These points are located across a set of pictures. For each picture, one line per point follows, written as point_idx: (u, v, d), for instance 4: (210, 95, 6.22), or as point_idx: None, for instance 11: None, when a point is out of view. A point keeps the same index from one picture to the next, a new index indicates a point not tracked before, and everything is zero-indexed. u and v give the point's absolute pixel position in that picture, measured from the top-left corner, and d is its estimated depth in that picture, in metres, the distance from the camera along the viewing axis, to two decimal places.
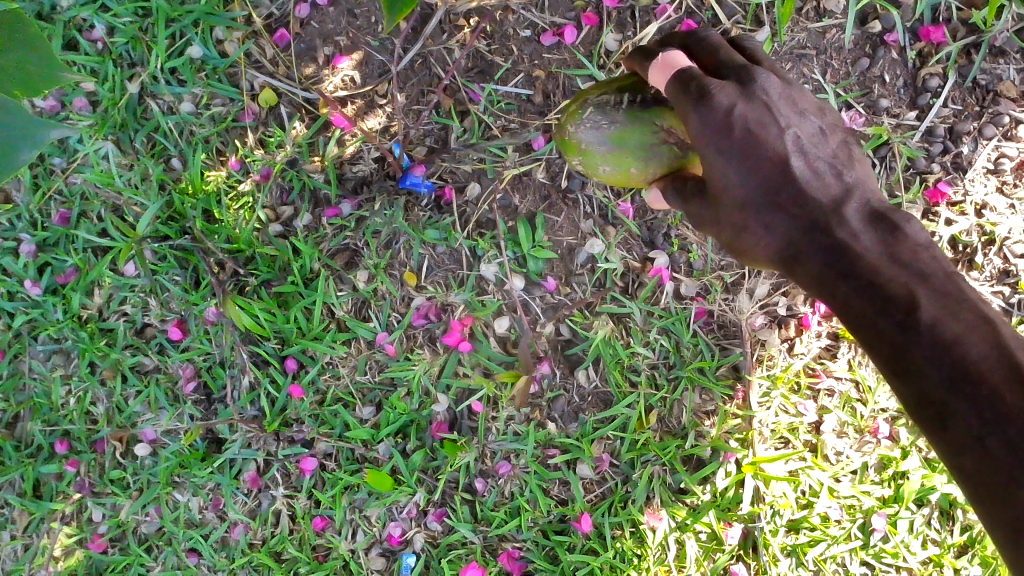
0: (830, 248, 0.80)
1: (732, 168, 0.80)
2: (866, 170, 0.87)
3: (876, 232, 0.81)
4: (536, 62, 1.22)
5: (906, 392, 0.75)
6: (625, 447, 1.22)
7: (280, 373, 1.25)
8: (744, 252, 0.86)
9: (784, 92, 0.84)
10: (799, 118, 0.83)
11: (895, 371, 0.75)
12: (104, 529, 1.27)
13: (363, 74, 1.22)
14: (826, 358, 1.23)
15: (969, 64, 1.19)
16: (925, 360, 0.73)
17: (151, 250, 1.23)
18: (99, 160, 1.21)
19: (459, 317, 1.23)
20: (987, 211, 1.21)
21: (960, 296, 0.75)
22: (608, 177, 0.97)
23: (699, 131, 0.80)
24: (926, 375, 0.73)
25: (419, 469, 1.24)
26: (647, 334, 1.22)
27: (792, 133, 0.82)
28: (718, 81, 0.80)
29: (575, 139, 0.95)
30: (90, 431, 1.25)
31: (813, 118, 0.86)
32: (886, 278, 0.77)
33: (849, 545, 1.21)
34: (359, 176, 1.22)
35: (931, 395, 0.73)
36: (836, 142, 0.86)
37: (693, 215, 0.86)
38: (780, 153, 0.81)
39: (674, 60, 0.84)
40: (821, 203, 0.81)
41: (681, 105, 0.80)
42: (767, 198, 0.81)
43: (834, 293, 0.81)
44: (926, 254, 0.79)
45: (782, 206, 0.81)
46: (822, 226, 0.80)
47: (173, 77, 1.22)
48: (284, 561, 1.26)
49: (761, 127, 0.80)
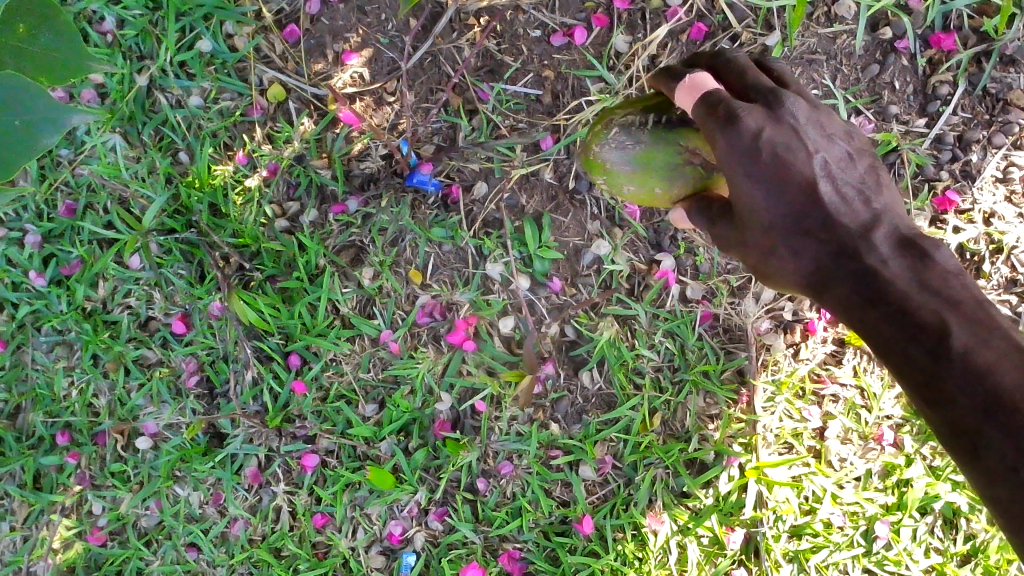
0: (860, 274, 0.81)
1: (760, 192, 0.79)
2: (894, 196, 0.87)
3: (907, 258, 0.81)
4: (545, 62, 1.21)
5: (939, 420, 0.76)
6: (628, 450, 1.22)
7: (283, 369, 1.24)
8: (768, 276, 0.85)
9: (812, 115, 0.82)
10: (827, 142, 0.82)
11: (927, 399, 0.76)
12: (104, 522, 1.26)
13: (372, 71, 1.22)
14: (831, 364, 1.23)
15: (980, 72, 1.19)
16: (957, 389, 0.73)
17: (157, 244, 1.23)
18: (107, 152, 1.21)
19: (464, 315, 1.23)
20: (996, 220, 1.20)
21: (993, 326, 0.75)
22: (631, 197, 0.96)
23: (727, 155, 0.79)
24: (958, 404, 0.74)
25: (421, 467, 1.23)
26: (652, 337, 1.22)
27: (819, 157, 0.81)
28: (746, 105, 0.79)
29: (598, 158, 0.94)
30: (92, 423, 1.25)
31: (841, 142, 0.84)
32: (916, 305, 0.78)
33: (852, 552, 1.21)
34: (366, 173, 1.23)
35: (964, 423, 0.73)
36: (864, 167, 0.85)
37: (719, 237, 0.85)
38: (808, 177, 0.80)
39: (702, 82, 0.83)
40: (850, 229, 0.81)
41: (709, 128, 0.79)
42: (794, 222, 0.80)
43: (864, 319, 0.81)
44: (956, 281, 0.79)
45: (810, 231, 0.80)
46: (851, 252, 0.81)
47: (182, 70, 1.22)
48: (284, 557, 1.25)
49: (788, 152, 0.79)
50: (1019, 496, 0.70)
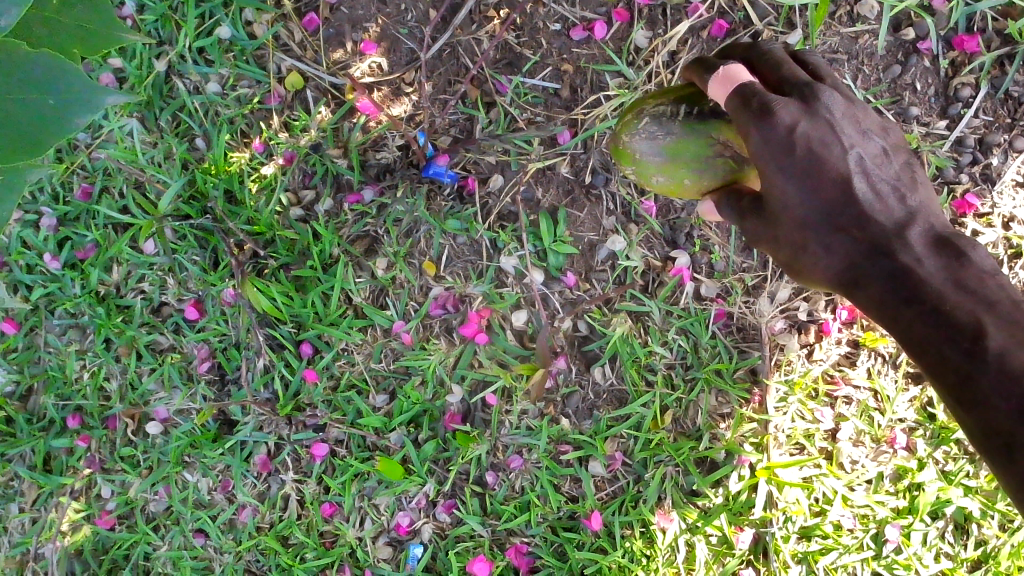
0: (894, 273, 0.80)
1: (794, 187, 0.78)
2: (929, 192, 0.85)
3: (942, 257, 0.79)
4: (565, 56, 1.21)
5: (974, 421, 0.76)
6: (638, 446, 1.21)
7: (295, 357, 1.24)
8: (799, 271, 0.85)
9: (847, 109, 0.81)
10: (862, 137, 0.81)
11: (960, 401, 0.76)
12: (112, 506, 1.26)
13: (391, 61, 1.22)
14: (845, 365, 1.23)
15: (1002, 75, 1.18)
16: (993, 391, 0.73)
17: (172, 229, 1.23)
18: (123, 136, 1.21)
19: (477, 308, 1.22)
20: (1015, 224, 1.19)
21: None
22: (661, 187, 0.96)
23: (760, 148, 0.77)
24: (993, 406, 0.74)
25: (430, 459, 1.23)
26: (665, 334, 1.21)
27: (854, 152, 0.80)
28: (781, 98, 0.78)
29: (628, 148, 0.95)
30: (103, 407, 1.25)
31: (876, 137, 0.83)
32: (951, 305, 0.77)
33: (861, 555, 1.20)
34: (382, 163, 1.23)
35: (999, 426, 0.73)
36: (899, 163, 0.83)
37: (749, 231, 0.85)
38: (843, 173, 0.79)
39: (736, 74, 0.81)
40: (885, 226, 0.80)
41: (742, 121, 0.78)
42: (827, 218, 0.79)
43: (897, 317, 0.80)
44: (993, 282, 0.78)
45: (842, 228, 0.80)
46: (886, 250, 0.79)
47: (200, 56, 1.22)
48: (291, 546, 1.25)
49: (823, 147, 0.78)
50: None
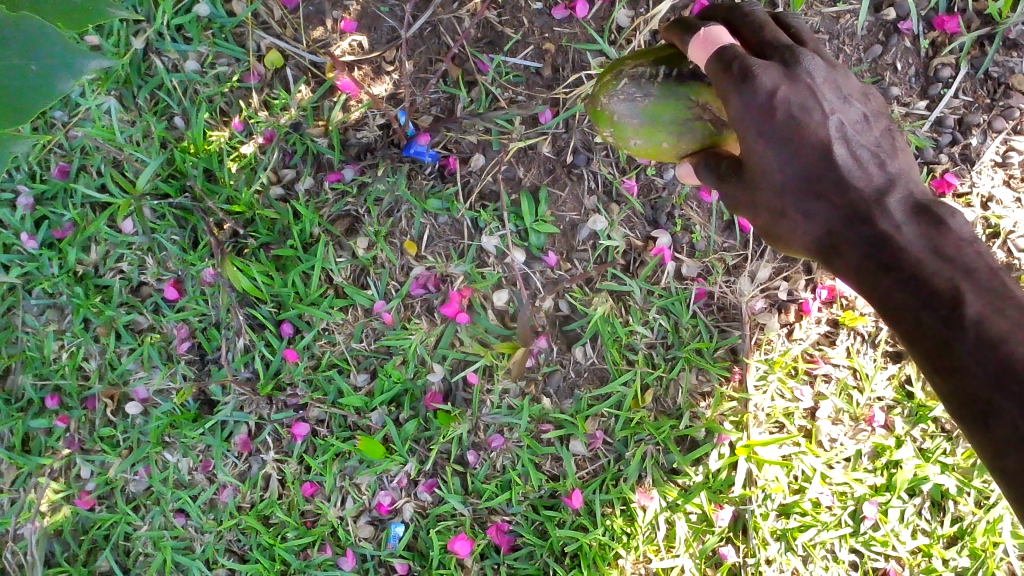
0: (872, 239, 0.80)
1: (772, 152, 0.78)
2: (909, 159, 0.85)
3: (921, 224, 0.79)
4: (546, 35, 1.21)
5: (950, 389, 0.75)
6: (619, 425, 1.22)
7: (275, 337, 1.24)
8: (779, 238, 0.85)
9: (829, 74, 0.81)
10: (843, 103, 0.81)
11: (936, 368, 0.75)
12: (92, 486, 1.25)
13: (372, 40, 1.22)
14: (824, 344, 1.23)
15: (982, 55, 1.18)
16: (969, 358, 0.73)
17: (150, 208, 1.22)
18: (101, 115, 1.20)
19: (458, 288, 1.22)
20: (993, 204, 1.20)
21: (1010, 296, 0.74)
22: (638, 150, 0.96)
23: (739, 113, 0.78)
24: (970, 373, 0.73)
25: (411, 439, 1.23)
26: (646, 313, 1.21)
27: (835, 119, 0.80)
28: (762, 62, 0.78)
29: (606, 110, 0.95)
30: (82, 387, 1.25)
31: (858, 103, 0.83)
32: (929, 272, 0.77)
33: (839, 531, 1.21)
34: (363, 142, 1.22)
35: (976, 394, 0.73)
36: (880, 130, 0.83)
37: (728, 195, 0.85)
38: (822, 139, 0.79)
39: (717, 36, 0.81)
40: (863, 192, 0.80)
41: (723, 85, 0.78)
42: (807, 183, 0.80)
43: (875, 285, 0.80)
44: (972, 249, 0.77)
45: (822, 194, 0.80)
46: (864, 217, 0.80)
47: (179, 34, 1.21)
48: (272, 525, 1.25)
49: (804, 112, 0.78)
50: None
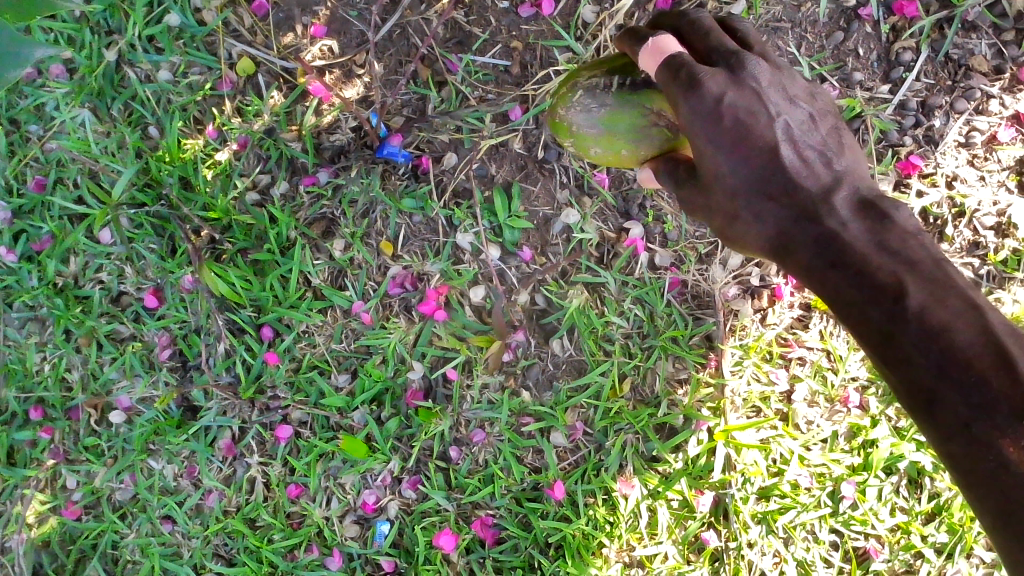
0: (821, 237, 0.81)
1: (723, 157, 0.80)
2: (856, 156, 0.87)
3: (867, 221, 0.81)
4: (513, 33, 1.22)
5: (897, 381, 0.74)
6: (599, 415, 1.23)
7: (255, 341, 1.24)
8: (737, 240, 0.87)
9: (774, 77, 0.83)
10: (789, 104, 0.83)
11: (885, 361, 0.75)
12: (78, 496, 1.26)
13: (342, 44, 1.23)
14: (798, 328, 1.25)
15: (942, 38, 1.20)
16: (913, 347, 0.72)
17: (127, 218, 1.23)
18: (76, 127, 1.21)
19: (435, 285, 1.23)
20: (958, 183, 1.22)
21: (950, 283, 0.74)
22: (599, 157, 0.98)
23: (688, 119, 0.79)
24: (915, 364, 0.72)
25: (393, 436, 1.24)
26: (621, 304, 1.23)
27: (782, 121, 0.81)
28: (709, 69, 0.79)
29: (565, 122, 0.96)
30: (65, 398, 1.25)
31: (803, 104, 0.85)
32: (874, 267, 0.77)
33: (819, 512, 1.22)
34: (337, 145, 1.23)
35: (921, 383, 0.72)
36: (826, 129, 0.85)
37: (686, 199, 0.87)
38: (770, 142, 0.81)
39: (664, 44, 0.82)
40: (811, 192, 0.81)
41: (673, 93, 0.80)
42: (758, 186, 0.81)
43: (824, 282, 0.81)
44: (915, 242, 0.78)
45: (772, 195, 0.81)
46: (812, 215, 0.81)
47: (151, 45, 1.22)
48: (258, 528, 1.26)
49: (751, 116, 0.80)
50: (975, 453, 0.69)
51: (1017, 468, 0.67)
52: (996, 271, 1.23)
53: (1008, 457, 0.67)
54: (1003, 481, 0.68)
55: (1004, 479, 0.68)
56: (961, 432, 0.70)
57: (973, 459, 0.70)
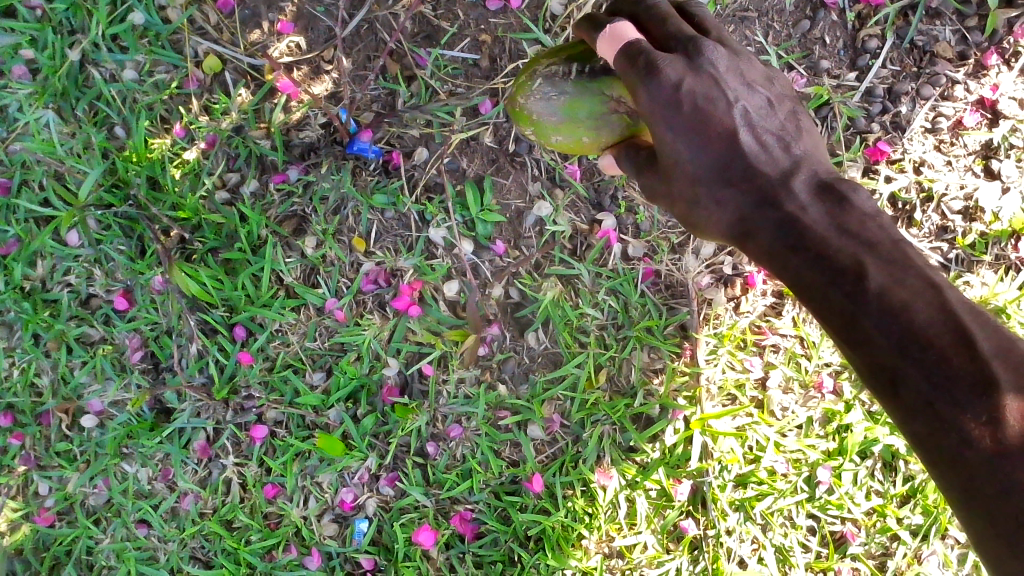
0: (780, 222, 0.80)
1: (684, 144, 0.80)
2: (815, 141, 0.87)
3: (825, 204, 0.80)
4: (482, 27, 1.22)
5: (859, 361, 0.74)
6: (575, 407, 1.23)
7: (228, 341, 1.23)
8: (698, 227, 0.87)
9: (731, 63, 0.83)
10: (747, 90, 0.83)
11: (846, 342, 0.75)
12: (51, 502, 1.24)
13: (309, 40, 1.22)
14: (771, 316, 1.25)
15: (907, 25, 1.21)
16: (874, 327, 0.72)
17: (95, 219, 1.22)
18: (40, 129, 1.20)
19: (408, 281, 1.23)
20: (925, 168, 1.23)
21: (909, 263, 0.74)
22: (562, 144, 0.98)
23: (648, 106, 0.80)
24: (875, 344, 0.72)
25: (370, 434, 1.24)
26: (595, 295, 1.23)
27: (740, 106, 0.82)
28: (667, 56, 0.80)
29: (525, 111, 0.97)
30: (36, 403, 1.23)
31: (761, 89, 0.85)
32: (834, 249, 0.77)
33: (795, 498, 1.24)
34: (306, 142, 1.22)
35: (882, 362, 0.72)
36: (785, 113, 0.86)
37: (647, 186, 0.87)
38: (728, 127, 0.81)
39: (622, 32, 0.82)
40: (770, 177, 0.81)
41: (630, 80, 0.80)
42: (718, 172, 0.81)
43: (786, 265, 0.80)
44: (873, 224, 0.78)
45: (731, 180, 0.81)
46: (772, 200, 0.81)
47: (115, 43, 1.20)
48: (235, 529, 1.25)
49: (710, 102, 0.80)
50: (937, 430, 0.69)
51: (978, 445, 0.67)
52: (965, 255, 1.24)
53: (970, 434, 0.68)
54: (965, 458, 0.68)
55: (966, 456, 0.68)
56: (922, 409, 0.70)
57: (934, 437, 0.70)
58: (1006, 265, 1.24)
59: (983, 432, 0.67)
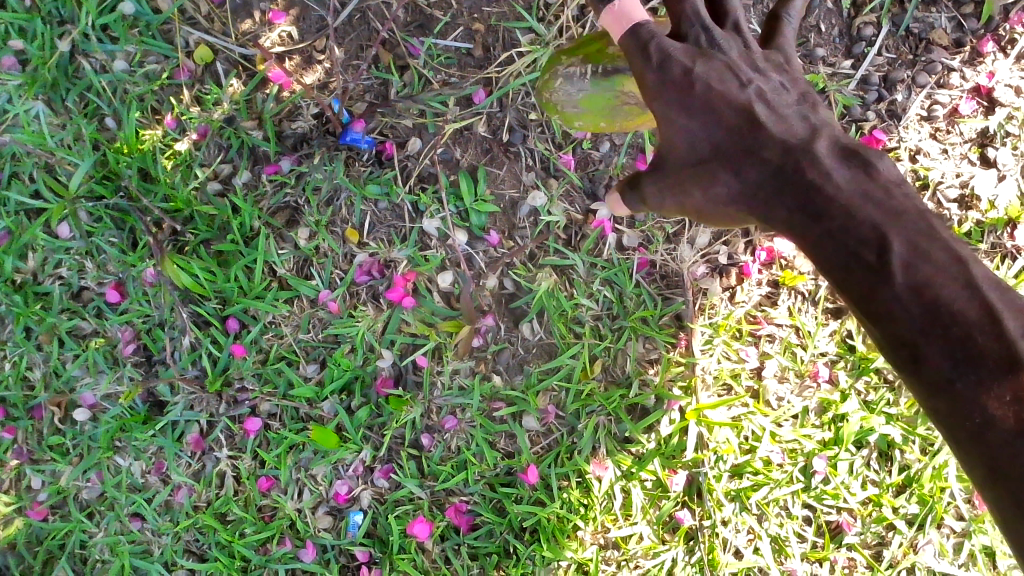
0: (808, 191, 0.71)
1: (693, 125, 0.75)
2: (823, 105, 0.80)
3: (855, 173, 0.71)
4: (475, 15, 1.21)
5: (879, 343, 0.69)
6: (570, 398, 1.22)
7: (221, 333, 1.23)
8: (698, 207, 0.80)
9: (743, 39, 0.77)
10: (760, 63, 0.77)
11: (867, 321, 0.69)
12: (44, 496, 1.23)
13: (301, 30, 1.21)
14: (766, 306, 1.25)
15: (902, 13, 1.21)
16: (896, 304, 0.67)
17: (86, 211, 1.21)
18: (30, 120, 1.19)
19: (402, 272, 1.22)
20: (921, 156, 1.22)
21: (932, 231, 0.68)
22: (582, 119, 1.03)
23: (656, 90, 0.76)
24: (899, 325, 0.67)
25: (364, 426, 1.23)
26: (590, 286, 1.22)
27: (752, 80, 0.75)
28: (676, 42, 0.76)
29: (550, 103, 1.01)
30: (28, 397, 1.22)
31: (771, 57, 0.78)
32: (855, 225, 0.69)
33: (791, 488, 1.23)
34: (299, 133, 1.22)
35: (904, 343, 0.68)
36: (796, 79, 0.78)
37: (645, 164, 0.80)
38: (739, 102, 0.74)
39: (629, 10, 0.76)
40: (789, 145, 0.73)
41: (637, 66, 0.76)
42: (726, 146, 0.74)
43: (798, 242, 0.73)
44: (898, 193, 0.71)
45: (745, 154, 0.74)
46: (795, 171, 0.72)
47: (105, 34, 1.19)
48: (230, 522, 1.24)
49: (721, 82, 0.75)
50: (960, 409, 0.67)
51: (1002, 425, 0.66)
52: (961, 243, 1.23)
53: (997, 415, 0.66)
54: (988, 440, 0.67)
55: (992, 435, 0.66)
56: (948, 390, 0.67)
57: (956, 418, 0.67)
58: (1003, 253, 1.23)
59: (1007, 413, 0.65)
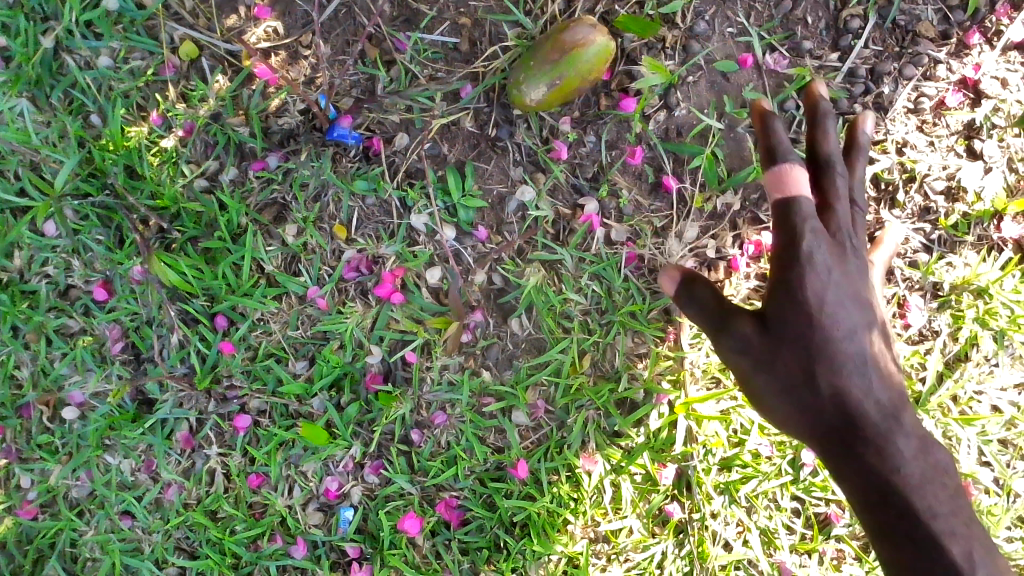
0: (805, 296, 0.95)
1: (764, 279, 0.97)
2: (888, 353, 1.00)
3: (890, 411, 0.96)
4: (461, 9, 1.20)
5: (848, 465, 0.95)
6: (559, 393, 1.23)
7: (209, 331, 1.22)
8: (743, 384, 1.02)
9: (836, 261, 0.96)
10: (842, 290, 0.96)
11: (841, 448, 0.95)
12: (34, 495, 1.23)
13: (287, 25, 1.21)
14: (755, 299, 1.24)
15: (890, 5, 1.20)
16: (868, 442, 0.95)
17: (72, 209, 1.20)
18: (15, 118, 1.18)
19: (391, 268, 1.21)
20: (908, 149, 1.23)
21: (933, 463, 0.94)
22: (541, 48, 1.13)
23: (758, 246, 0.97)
24: (857, 454, 0.94)
25: (354, 422, 1.23)
26: (579, 281, 1.22)
27: (832, 288, 0.95)
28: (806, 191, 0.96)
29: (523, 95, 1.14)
30: (16, 396, 1.22)
31: (855, 317, 0.97)
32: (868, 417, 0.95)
33: (779, 480, 1.23)
34: (285, 129, 1.21)
35: (868, 483, 0.93)
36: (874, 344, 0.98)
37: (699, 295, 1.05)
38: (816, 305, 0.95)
39: (791, 181, 0.95)
40: (835, 381, 0.95)
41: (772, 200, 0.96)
42: (782, 336, 0.97)
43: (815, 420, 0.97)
44: (906, 417, 0.96)
45: (783, 337, 0.97)
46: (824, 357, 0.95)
47: (89, 30, 1.19)
48: (220, 519, 1.24)
49: (809, 285, 0.95)
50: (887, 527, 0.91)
51: (916, 529, 0.90)
52: (947, 236, 1.24)
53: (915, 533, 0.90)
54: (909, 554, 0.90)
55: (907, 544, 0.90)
56: (898, 492, 0.91)
57: (884, 523, 0.92)
58: (989, 245, 1.24)
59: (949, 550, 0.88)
